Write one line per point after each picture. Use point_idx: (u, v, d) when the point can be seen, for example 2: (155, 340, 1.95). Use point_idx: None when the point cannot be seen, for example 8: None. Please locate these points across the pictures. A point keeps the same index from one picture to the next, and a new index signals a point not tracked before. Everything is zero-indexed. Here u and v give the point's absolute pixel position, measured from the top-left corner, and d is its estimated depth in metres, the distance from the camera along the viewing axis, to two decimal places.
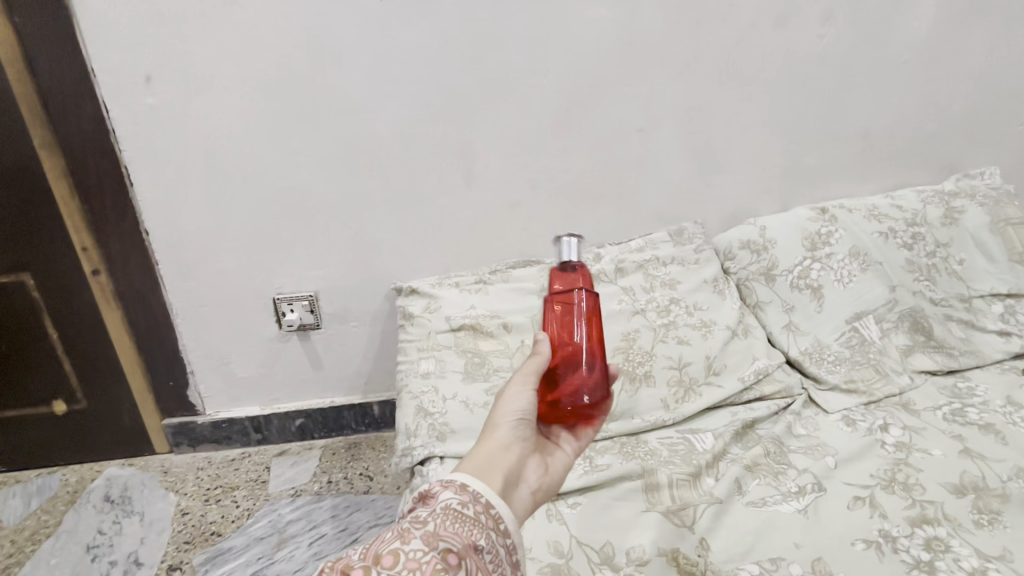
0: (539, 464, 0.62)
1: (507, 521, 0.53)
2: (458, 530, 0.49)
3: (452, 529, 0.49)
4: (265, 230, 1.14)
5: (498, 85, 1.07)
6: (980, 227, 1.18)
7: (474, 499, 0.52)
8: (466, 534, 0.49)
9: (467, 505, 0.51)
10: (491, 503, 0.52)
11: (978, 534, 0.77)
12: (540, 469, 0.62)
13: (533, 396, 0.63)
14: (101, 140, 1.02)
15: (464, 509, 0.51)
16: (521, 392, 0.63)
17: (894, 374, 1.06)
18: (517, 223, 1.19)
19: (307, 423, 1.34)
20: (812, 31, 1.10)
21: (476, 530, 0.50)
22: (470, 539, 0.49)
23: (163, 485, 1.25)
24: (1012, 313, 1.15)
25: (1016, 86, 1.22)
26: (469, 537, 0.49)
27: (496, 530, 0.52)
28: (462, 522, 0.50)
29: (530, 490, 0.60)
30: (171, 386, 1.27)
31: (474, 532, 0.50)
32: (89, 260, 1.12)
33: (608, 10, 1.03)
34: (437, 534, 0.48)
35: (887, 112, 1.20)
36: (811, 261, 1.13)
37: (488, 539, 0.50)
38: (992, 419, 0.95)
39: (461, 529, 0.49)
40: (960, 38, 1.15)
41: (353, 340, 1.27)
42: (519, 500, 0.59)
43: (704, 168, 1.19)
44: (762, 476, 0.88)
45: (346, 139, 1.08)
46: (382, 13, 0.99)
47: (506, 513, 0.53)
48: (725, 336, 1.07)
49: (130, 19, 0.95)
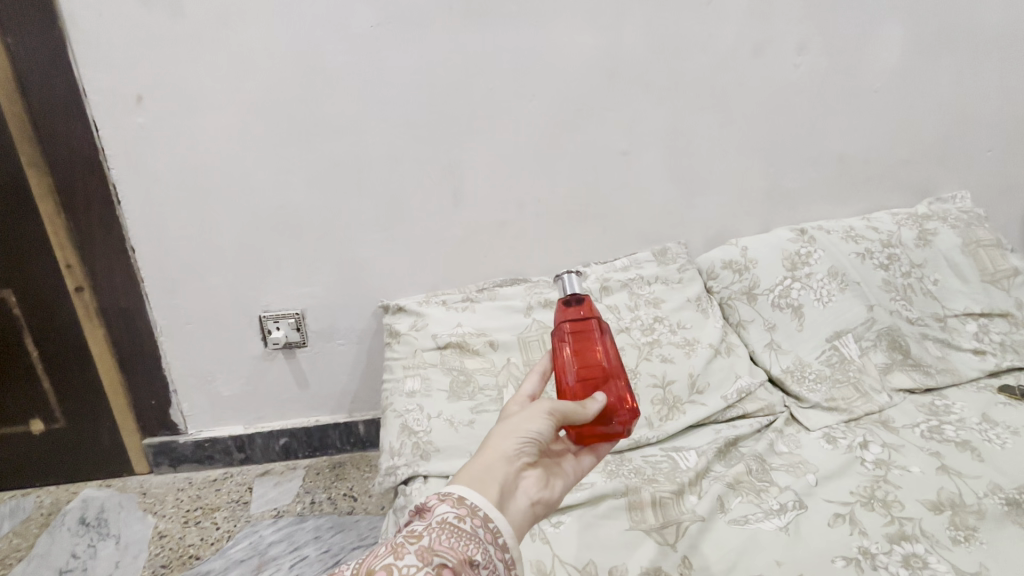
0: (540, 477, 0.59)
1: (504, 531, 0.52)
2: (453, 545, 0.48)
3: (446, 543, 0.48)
4: (252, 248, 1.14)
5: (485, 108, 1.09)
6: (952, 249, 1.22)
7: (471, 512, 0.51)
8: (461, 549, 0.49)
9: (464, 519, 0.50)
10: (490, 517, 0.52)
11: (955, 550, 0.78)
12: (541, 481, 0.59)
13: (547, 424, 0.59)
14: (90, 158, 1.03)
15: (461, 523, 0.50)
16: (538, 419, 0.59)
17: (873, 393, 1.08)
18: (505, 242, 1.20)
19: (291, 443, 1.32)
20: (787, 61, 1.14)
21: (472, 544, 0.49)
22: (465, 554, 0.48)
23: (141, 507, 1.22)
24: (986, 332, 1.18)
25: (987, 114, 1.26)
26: (465, 551, 0.49)
27: (495, 544, 0.51)
28: (459, 536, 0.49)
29: (530, 500, 0.57)
30: (153, 405, 1.25)
31: (471, 547, 0.49)
32: (72, 277, 1.11)
33: (592, 37, 1.07)
34: (432, 548, 0.48)
35: (862, 138, 1.23)
36: (792, 280, 1.16)
37: (485, 554, 0.50)
38: (969, 436, 0.98)
39: (455, 544, 0.49)
40: (929, 68, 1.19)
41: (339, 358, 1.26)
42: (517, 509, 0.56)
43: (688, 190, 1.21)
44: (744, 494, 0.89)
45: (334, 159, 1.08)
46: (372, 37, 1.01)
47: (504, 527, 0.52)
48: (708, 354, 1.09)
49: (123, 40, 0.96)
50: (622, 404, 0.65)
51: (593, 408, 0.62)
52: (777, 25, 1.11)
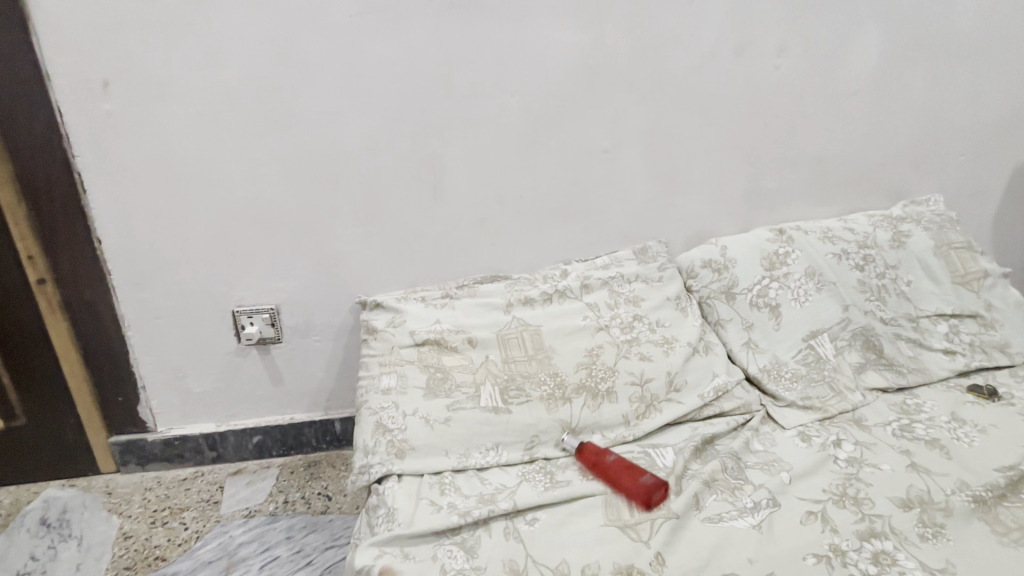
0: None
1: None
2: None
3: None
4: (225, 242, 1.11)
5: (466, 103, 1.07)
6: (925, 251, 1.24)
7: None
8: None
9: None
10: None
11: (923, 547, 0.80)
12: None
13: None
14: (54, 145, 0.99)
15: None
16: None
17: (847, 392, 1.09)
18: (486, 238, 1.18)
19: (265, 441, 1.29)
20: (767, 63, 1.15)
21: None
22: None
23: (106, 507, 1.18)
24: (956, 332, 1.20)
25: (959, 120, 1.28)
26: None
27: None
28: None
29: None
30: (120, 402, 1.21)
31: None
32: (34, 269, 1.07)
33: (573, 35, 1.06)
34: None
35: (839, 139, 1.25)
36: (770, 280, 1.17)
37: None
38: (938, 435, 1.00)
39: None
40: (903, 73, 1.21)
41: (315, 355, 1.23)
42: None
43: (668, 189, 1.22)
44: (718, 493, 0.90)
45: (311, 151, 1.06)
46: (352, 29, 0.99)
47: None
48: (686, 353, 1.09)
49: (90, 25, 0.93)
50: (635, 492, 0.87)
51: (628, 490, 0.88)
52: (757, 28, 1.12)
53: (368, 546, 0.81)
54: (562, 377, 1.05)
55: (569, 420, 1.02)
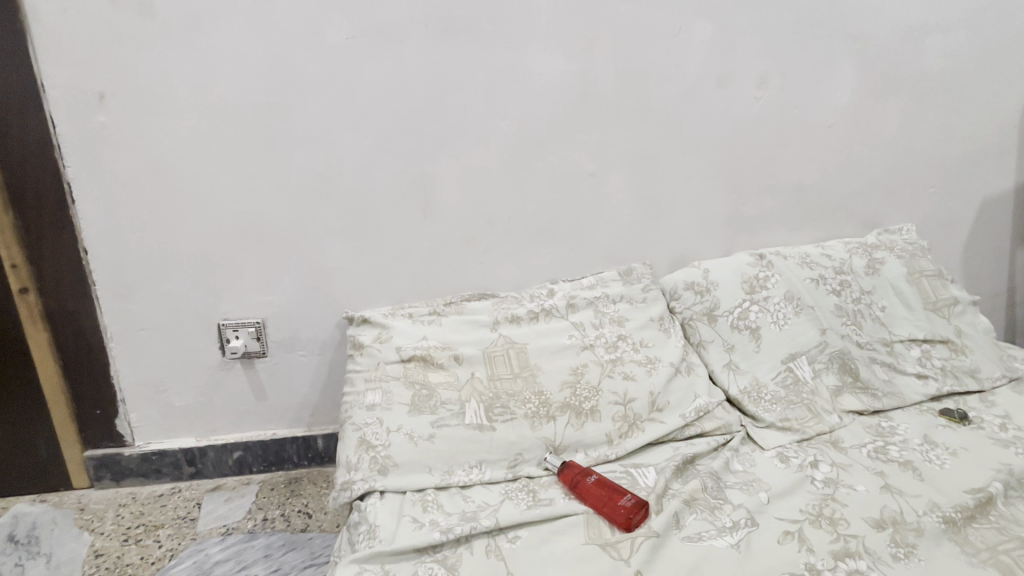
0: None
1: None
2: None
3: None
4: (213, 255, 1.10)
5: (458, 125, 1.09)
6: (898, 278, 1.29)
7: None
8: None
9: None
10: None
11: (895, 566, 0.81)
12: None
13: None
14: (45, 155, 0.98)
15: None
16: None
17: (824, 413, 1.12)
18: (474, 257, 1.19)
19: (245, 457, 1.27)
20: (748, 95, 1.19)
21: None
22: None
23: (78, 524, 1.14)
24: (928, 357, 1.24)
25: (928, 154, 1.34)
26: None
27: None
28: None
29: None
30: (98, 415, 1.18)
31: None
32: (16, 278, 1.05)
33: (564, 63, 1.09)
34: None
35: (817, 169, 1.29)
36: (750, 303, 1.20)
37: None
38: (911, 456, 1.02)
39: None
40: (876, 109, 1.27)
41: (299, 370, 1.22)
42: None
43: (654, 213, 1.24)
44: (698, 512, 0.91)
45: (302, 167, 1.06)
46: (348, 49, 1.01)
47: None
48: (669, 373, 1.11)
49: (87, 37, 0.93)
50: (621, 508, 0.87)
51: (612, 506, 0.88)
52: (739, 62, 1.16)
53: (348, 563, 0.80)
54: (548, 396, 1.05)
55: (553, 438, 1.02)
